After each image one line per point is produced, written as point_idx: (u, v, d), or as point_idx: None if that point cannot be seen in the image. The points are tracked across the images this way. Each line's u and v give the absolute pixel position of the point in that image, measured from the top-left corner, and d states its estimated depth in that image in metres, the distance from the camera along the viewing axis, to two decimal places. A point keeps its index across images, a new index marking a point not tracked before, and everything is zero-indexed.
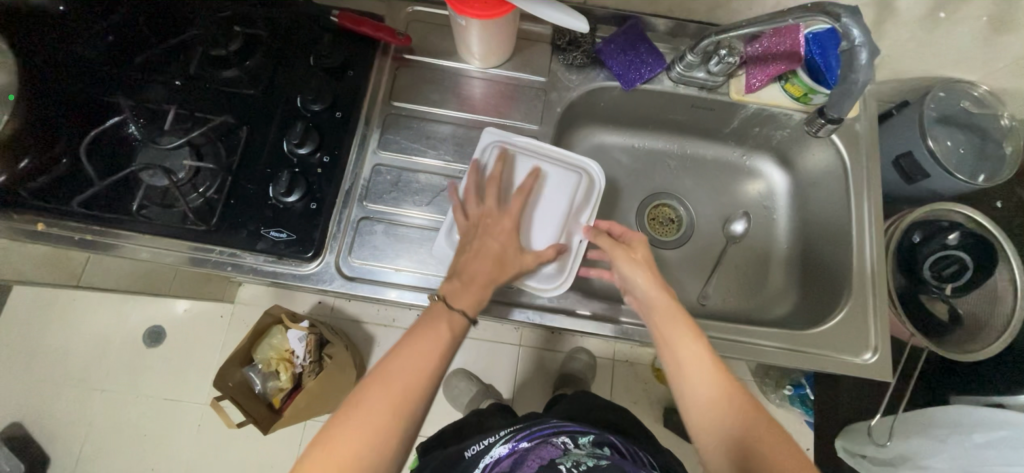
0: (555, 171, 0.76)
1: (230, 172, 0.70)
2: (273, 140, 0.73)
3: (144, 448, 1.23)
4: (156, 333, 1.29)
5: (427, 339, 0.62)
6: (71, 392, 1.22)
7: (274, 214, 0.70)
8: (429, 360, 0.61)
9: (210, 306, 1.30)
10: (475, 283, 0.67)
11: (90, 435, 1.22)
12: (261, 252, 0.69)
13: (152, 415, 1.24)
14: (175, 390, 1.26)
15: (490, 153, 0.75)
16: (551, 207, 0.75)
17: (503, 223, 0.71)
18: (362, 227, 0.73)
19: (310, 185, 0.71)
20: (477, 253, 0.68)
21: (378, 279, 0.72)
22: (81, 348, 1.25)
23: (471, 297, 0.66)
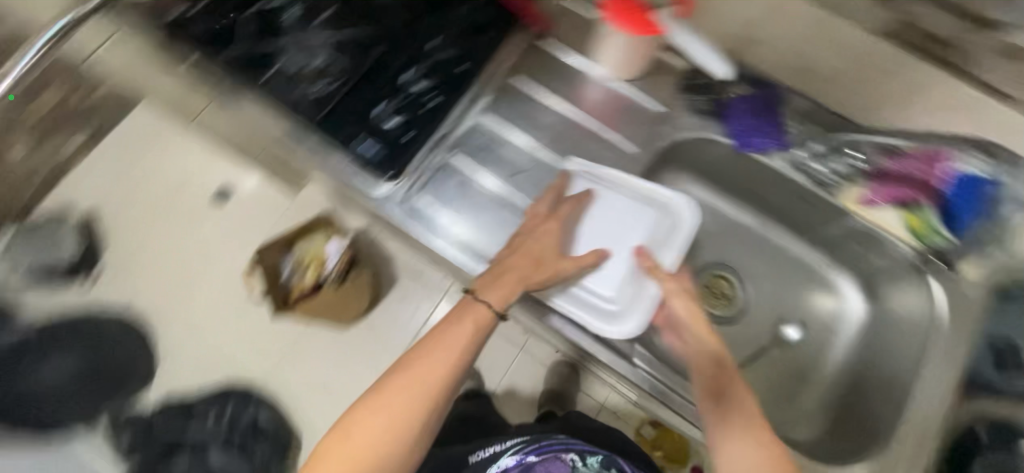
0: (636, 207, 0.77)
1: (356, 78, 0.76)
2: (402, 65, 0.77)
3: (165, 280, 1.41)
4: (218, 192, 1.48)
5: (454, 328, 0.68)
6: (134, 207, 1.45)
7: (372, 128, 0.74)
8: (453, 349, 0.67)
9: (270, 193, 1.47)
10: (508, 279, 0.70)
11: (133, 248, 1.43)
12: (348, 156, 0.73)
13: (184, 258, 1.43)
14: (207, 247, 1.44)
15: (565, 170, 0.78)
16: (620, 240, 0.76)
17: (545, 232, 0.72)
18: (439, 173, 0.76)
19: (414, 117, 0.75)
20: (518, 258, 0.71)
21: (432, 222, 0.74)
22: (165, 178, 1.46)
23: (501, 291, 0.69)
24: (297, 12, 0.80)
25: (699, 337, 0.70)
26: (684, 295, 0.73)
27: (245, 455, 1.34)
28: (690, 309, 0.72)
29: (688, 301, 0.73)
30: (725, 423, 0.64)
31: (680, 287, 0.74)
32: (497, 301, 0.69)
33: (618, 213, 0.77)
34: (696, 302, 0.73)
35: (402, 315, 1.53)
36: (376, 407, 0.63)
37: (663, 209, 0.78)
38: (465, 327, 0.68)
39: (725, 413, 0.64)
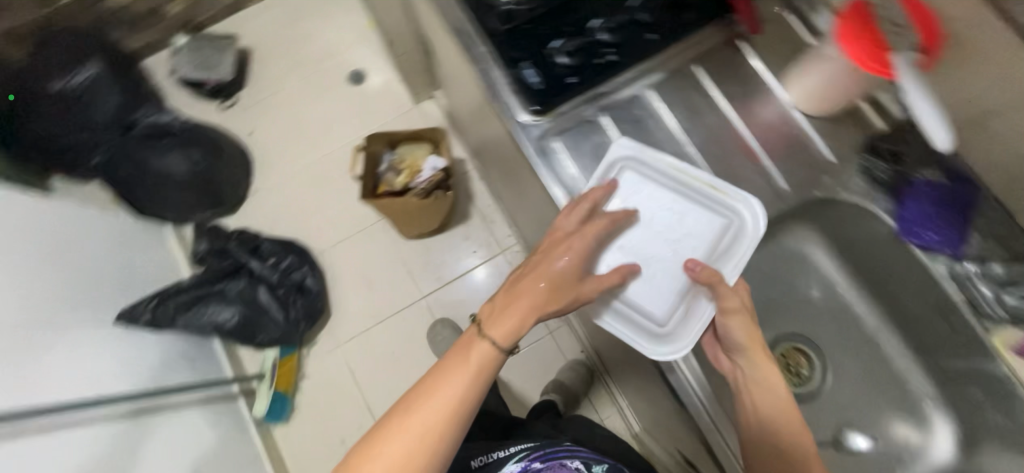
0: (695, 208, 0.75)
1: (545, 6, 0.74)
2: (593, 9, 0.74)
3: (298, 135, 1.76)
4: (357, 76, 1.80)
5: (456, 366, 0.67)
6: (291, 66, 1.80)
7: (541, 60, 0.73)
8: (452, 391, 0.65)
9: (400, 96, 1.78)
10: (514, 313, 0.68)
11: (275, 91, 1.78)
12: (508, 77, 0.73)
13: (312, 122, 1.77)
14: (333, 119, 1.77)
15: (626, 165, 0.75)
16: (678, 249, 0.74)
17: (569, 248, 0.69)
18: (584, 125, 0.76)
19: (583, 65, 0.74)
20: (536, 277, 0.68)
21: (553, 165, 0.74)
22: (292, 19, 1.83)
23: (507, 325, 0.67)
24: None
25: (761, 361, 0.69)
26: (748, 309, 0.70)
27: (280, 306, 1.44)
28: (754, 328, 0.69)
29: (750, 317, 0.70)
30: (785, 462, 0.64)
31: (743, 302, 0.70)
32: (501, 336, 0.67)
33: (675, 214, 0.75)
34: (752, 315, 0.70)
35: (457, 247, 1.65)
36: (376, 456, 0.63)
37: (731, 209, 0.74)
38: (467, 366, 0.67)
39: (788, 454, 0.65)
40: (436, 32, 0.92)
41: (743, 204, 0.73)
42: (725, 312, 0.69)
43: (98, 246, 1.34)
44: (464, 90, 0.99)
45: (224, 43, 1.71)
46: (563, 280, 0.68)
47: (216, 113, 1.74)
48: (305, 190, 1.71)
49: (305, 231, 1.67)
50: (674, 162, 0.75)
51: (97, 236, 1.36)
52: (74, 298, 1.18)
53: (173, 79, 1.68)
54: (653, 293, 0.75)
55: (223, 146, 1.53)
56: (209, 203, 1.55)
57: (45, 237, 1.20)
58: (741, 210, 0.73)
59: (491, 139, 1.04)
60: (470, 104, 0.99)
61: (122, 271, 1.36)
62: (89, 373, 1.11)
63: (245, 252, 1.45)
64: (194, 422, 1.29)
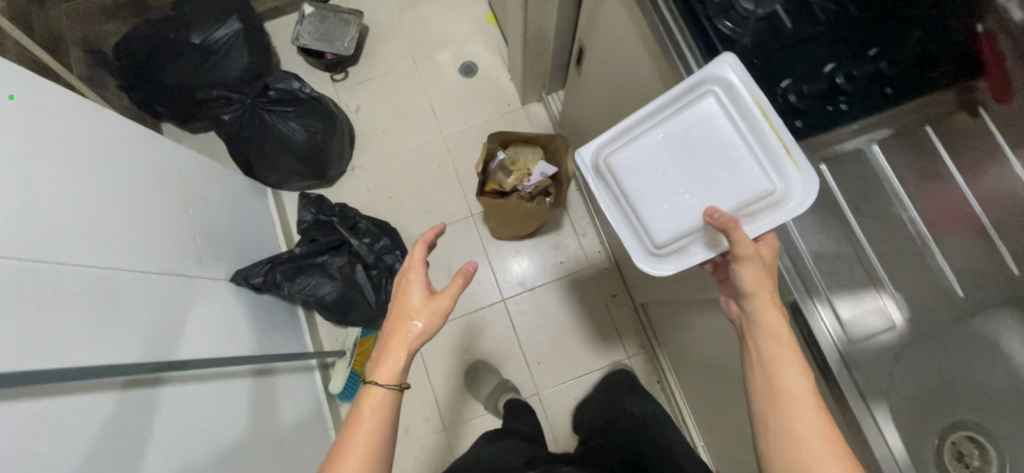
0: (746, 164, 0.67)
1: (786, 43, 0.68)
2: (835, 52, 0.69)
3: (403, 117, 1.78)
4: (468, 68, 1.82)
5: (362, 415, 0.74)
6: (405, 50, 1.85)
7: (768, 101, 0.67)
8: (367, 436, 0.73)
9: (508, 95, 1.79)
10: (392, 357, 0.76)
11: (387, 72, 1.83)
12: (726, 112, 0.68)
13: (418, 106, 1.79)
14: (439, 107, 1.79)
15: (716, 88, 0.68)
16: (709, 193, 0.69)
17: (410, 281, 0.78)
18: (732, 87, 0.67)
19: (814, 110, 0.68)
20: (404, 310, 0.77)
21: (669, 102, 0.72)
22: (412, 8, 1.90)
23: (387, 372, 0.75)
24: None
25: (769, 318, 0.63)
26: (765, 268, 0.63)
27: (374, 289, 1.43)
28: (765, 284, 0.63)
29: (766, 275, 0.63)
30: (793, 430, 0.59)
31: (760, 260, 0.63)
32: (385, 379, 0.75)
33: (726, 158, 0.68)
34: (767, 267, 0.63)
35: (547, 252, 1.65)
36: None
37: (784, 182, 0.66)
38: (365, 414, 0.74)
39: (792, 419, 0.59)
40: (623, 44, 0.91)
41: (800, 183, 0.65)
42: (739, 262, 0.63)
43: (197, 192, 1.21)
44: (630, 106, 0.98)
45: (348, 18, 1.75)
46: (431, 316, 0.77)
47: (331, 86, 1.81)
48: (405, 173, 1.73)
49: (401, 213, 1.69)
50: (761, 108, 0.66)
51: (200, 182, 1.24)
52: (152, 238, 1.01)
53: (295, 45, 1.72)
54: (656, 208, 0.72)
55: (339, 122, 1.54)
56: (315, 173, 1.56)
57: (156, 162, 1.09)
58: (793, 186, 0.65)
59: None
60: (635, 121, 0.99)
61: (213, 225, 1.25)
62: (130, 318, 0.87)
63: (347, 231, 1.44)
64: (224, 410, 1.02)
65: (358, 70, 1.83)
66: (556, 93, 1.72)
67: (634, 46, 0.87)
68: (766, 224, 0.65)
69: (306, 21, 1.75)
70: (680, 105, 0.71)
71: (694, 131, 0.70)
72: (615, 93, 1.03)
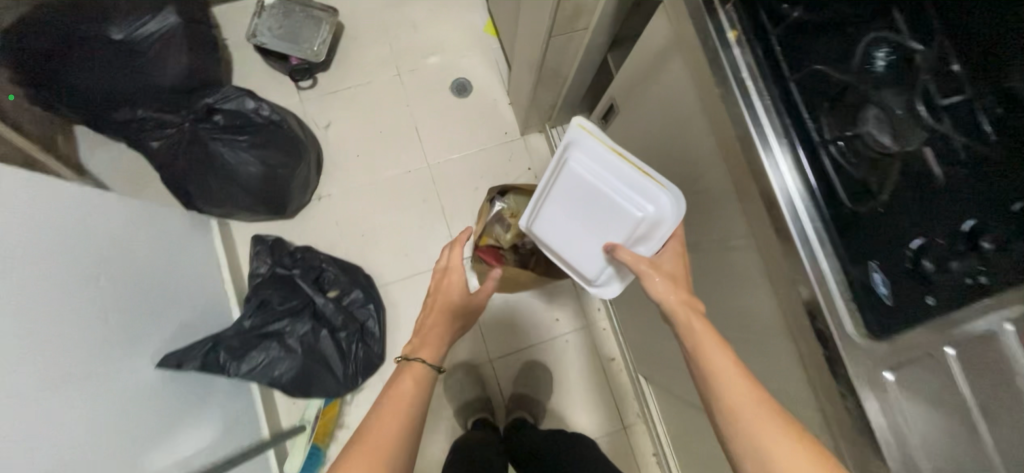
0: (620, 198, 0.85)
1: (914, 199, 0.53)
2: (990, 216, 0.49)
3: (383, 138, 1.54)
4: (461, 86, 1.59)
5: (405, 382, 0.77)
6: (389, 58, 1.59)
7: (888, 268, 0.54)
8: (403, 400, 0.75)
9: (506, 123, 1.57)
10: (430, 338, 0.84)
11: (366, 83, 1.57)
12: (833, 272, 0.56)
13: (400, 127, 1.55)
14: (424, 129, 1.56)
15: (582, 153, 0.88)
16: (608, 228, 0.88)
17: (450, 281, 0.89)
18: (591, 148, 0.88)
19: (946, 289, 0.51)
20: (442, 302, 0.88)
21: (554, 168, 0.92)
22: (400, 7, 1.62)
23: (427, 349, 0.83)
24: (886, 58, 0.55)
25: (687, 314, 0.69)
26: (664, 273, 0.77)
27: (341, 358, 1.22)
28: (673, 287, 0.74)
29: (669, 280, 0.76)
30: (755, 422, 0.59)
31: (659, 269, 0.77)
32: (428, 354, 0.82)
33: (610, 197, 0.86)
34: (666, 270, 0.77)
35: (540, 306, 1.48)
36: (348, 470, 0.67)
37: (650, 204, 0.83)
38: (411, 376, 0.78)
39: (747, 408, 0.60)
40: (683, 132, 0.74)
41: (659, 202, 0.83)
42: (641, 275, 0.77)
43: (118, 253, 0.94)
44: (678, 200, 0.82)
45: (319, 15, 1.46)
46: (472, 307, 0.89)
47: (295, 94, 1.53)
48: (381, 207, 1.50)
49: (376, 254, 1.46)
50: (616, 153, 0.85)
51: (119, 238, 0.96)
52: (52, 330, 0.74)
53: (251, 42, 1.43)
54: (582, 248, 0.93)
55: (304, 151, 1.29)
56: (270, 206, 1.32)
57: (53, 216, 0.81)
58: (656, 205, 0.82)
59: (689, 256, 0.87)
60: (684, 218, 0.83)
61: (139, 294, 0.97)
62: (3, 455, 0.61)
63: (310, 288, 1.22)
64: None
65: (329, 78, 1.56)
66: (560, 126, 1.53)
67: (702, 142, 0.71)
68: (653, 233, 0.84)
69: (266, 14, 1.45)
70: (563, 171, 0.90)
71: (579, 183, 0.89)
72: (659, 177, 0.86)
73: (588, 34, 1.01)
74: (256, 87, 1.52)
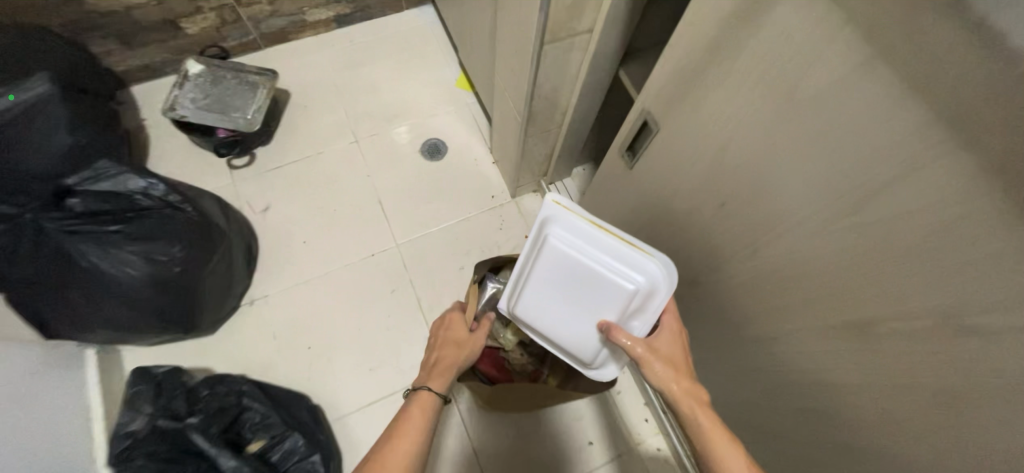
0: (607, 276, 0.64)
1: None
2: None
3: (339, 215, 1.22)
4: (434, 146, 1.31)
5: (411, 414, 0.62)
6: (346, 123, 1.33)
7: None
8: (406, 436, 0.59)
9: (493, 183, 1.28)
10: (438, 366, 0.67)
11: (318, 153, 1.29)
12: None
13: (360, 200, 1.24)
14: (391, 199, 1.24)
15: (556, 226, 0.66)
16: (597, 311, 0.67)
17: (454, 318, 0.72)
18: (568, 221, 0.66)
19: None
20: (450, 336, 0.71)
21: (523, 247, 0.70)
22: (359, 68, 1.40)
23: (438, 379, 0.66)
24: None
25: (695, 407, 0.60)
26: (664, 358, 0.64)
27: None
28: (676, 374, 0.62)
29: (669, 365, 0.63)
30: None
31: (657, 352, 0.64)
32: (438, 383, 0.65)
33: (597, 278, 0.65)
34: (667, 356, 0.64)
35: (562, 422, 1.05)
36: None
37: (646, 277, 0.64)
38: (415, 416, 0.61)
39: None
40: (824, 118, 0.41)
41: (656, 274, 0.64)
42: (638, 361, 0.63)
43: None
44: (812, 242, 0.47)
45: (254, 80, 1.22)
46: (474, 336, 0.71)
47: (226, 175, 1.23)
48: (337, 307, 1.13)
49: (330, 374, 1.07)
50: (596, 224, 0.65)
51: None
52: None
53: (168, 116, 1.16)
54: (569, 338, 0.70)
55: (218, 238, 0.95)
56: (166, 320, 0.93)
57: None
58: (653, 277, 0.64)
59: (834, 340, 0.50)
60: (824, 274, 0.47)
61: None
62: None
63: (213, 444, 0.79)
64: None
65: (270, 152, 1.27)
66: (559, 181, 1.23)
67: (885, 118, 0.37)
68: (652, 309, 0.65)
69: (189, 84, 1.20)
70: (536, 250, 0.68)
71: (557, 265, 0.66)
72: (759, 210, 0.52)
73: (595, 37, 0.73)
74: (177, 170, 1.23)
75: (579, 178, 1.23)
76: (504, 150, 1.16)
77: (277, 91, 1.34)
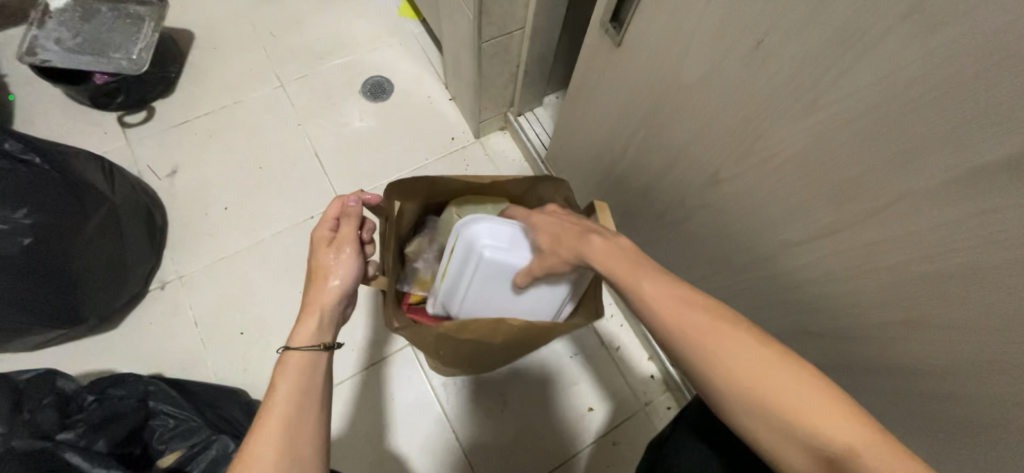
0: (483, 265, 0.55)
1: None
2: None
3: (266, 173, 1.00)
4: (376, 84, 1.10)
5: (288, 379, 0.44)
6: (267, 64, 1.10)
7: None
8: (285, 407, 0.42)
9: (451, 123, 1.08)
10: (303, 316, 0.49)
11: (233, 102, 1.05)
12: None
13: (291, 153, 1.02)
14: (329, 150, 1.03)
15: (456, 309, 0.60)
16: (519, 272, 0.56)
17: (312, 252, 0.52)
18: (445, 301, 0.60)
19: None
20: (314, 272, 0.51)
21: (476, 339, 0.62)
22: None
23: (303, 333, 0.47)
24: None
25: (635, 272, 0.46)
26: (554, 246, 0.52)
27: None
28: (573, 248, 0.51)
29: (561, 243, 0.52)
30: (789, 410, 0.37)
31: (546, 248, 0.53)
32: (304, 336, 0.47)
33: (491, 274, 0.56)
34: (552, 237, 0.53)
35: (556, 389, 0.89)
36: None
37: (488, 235, 0.55)
38: (281, 391, 0.43)
39: (777, 391, 0.38)
40: None
41: (484, 226, 0.56)
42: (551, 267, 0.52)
43: None
44: (914, 61, 0.30)
45: (138, 11, 0.97)
46: (342, 260, 0.51)
47: (117, 135, 0.99)
48: (271, 283, 0.92)
49: (269, 364, 0.87)
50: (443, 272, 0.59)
51: None
52: None
53: (23, 63, 0.89)
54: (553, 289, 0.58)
55: (97, 197, 0.75)
56: (35, 313, 0.71)
57: None
58: (487, 228, 0.56)
59: (941, 217, 0.34)
60: (937, 109, 0.30)
61: None
62: None
63: (96, 464, 0.59)
64: None
65: (173, 105, 1.03)
66: (529, 111, 1.03)
67: None
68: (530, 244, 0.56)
69: (53, 22, 0.94)
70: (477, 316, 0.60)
71: (486, 307, 0.58)
72: (822, 33, 0.34)
73: None
74: (51, 133, 0.97)
75: (552, 107, 1.03)
76: (459, 75, 0.96)
77: (177, 32, 1.10)
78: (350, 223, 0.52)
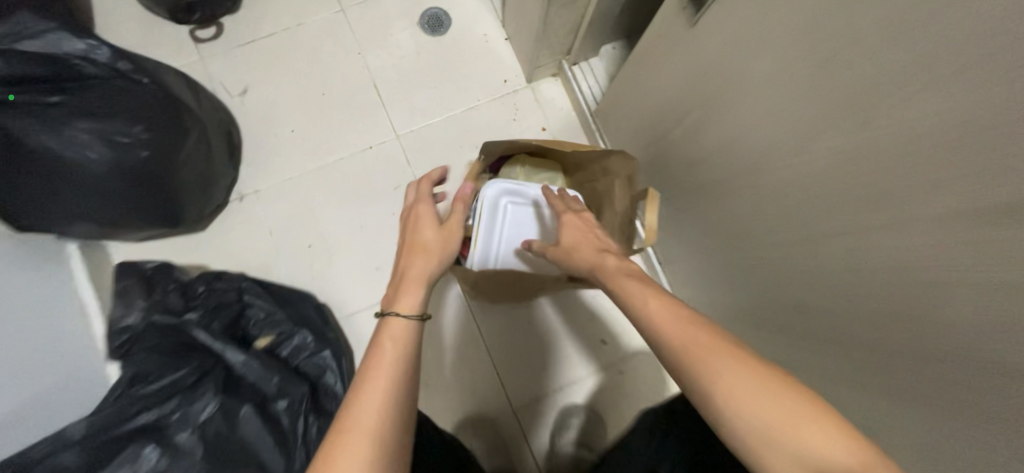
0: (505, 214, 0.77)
1: None
2: None
3: (329, 99, 1.06)
4: (435, 16, 1.10)
5: (387, 344, 0.51)
6: None
7: None
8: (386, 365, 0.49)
9: (506, 64, 1.09)
10: (410, 283, 0.58)
11: (297, 23, 1.08)
12: None
13: (352, 81, 1.07)
14: (388, 81, 1.08)
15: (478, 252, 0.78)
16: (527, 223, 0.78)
17: (416, 225, 0.65)
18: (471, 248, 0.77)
19: None
20: (419, 245, 0.62)
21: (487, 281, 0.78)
22: None
23: (411, 297, 0.56)
24: None
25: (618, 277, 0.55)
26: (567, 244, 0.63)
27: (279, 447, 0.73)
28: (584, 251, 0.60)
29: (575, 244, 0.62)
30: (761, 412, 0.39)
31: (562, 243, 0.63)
32: (409, 304, 0.56)
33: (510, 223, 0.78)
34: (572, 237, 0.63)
35: (583, 321, 1.03)
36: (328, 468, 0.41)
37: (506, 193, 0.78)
38: (387, 350, 0.50)
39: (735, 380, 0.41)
40: None
41: (503, 186, 0.78)
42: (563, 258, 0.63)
43: None
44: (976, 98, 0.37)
45: None
46: (445, 243, 0.63)
47: (191, 49, 1.05)
48: (335, 205, 1.03)
49: (333, 272, 1.01)
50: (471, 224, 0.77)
51: None
52: None
53: None
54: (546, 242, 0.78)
55: (194, 115, 0.84)
56: (150, 213, 0.84)
57: None
58: (505, 187, 0.78)
59: (966, 228, 0.40)
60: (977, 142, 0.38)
61: None
62: None
63: (218, 339, 0.75)
64: None
65: (240, 22, 1.07)
66: (584, 61, 1.04)
67: None
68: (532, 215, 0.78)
69: None
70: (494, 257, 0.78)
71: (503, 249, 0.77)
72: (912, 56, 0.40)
73: None
74: (131, 41, 1.03)
75: (608, 58, 1.04)
76: (523, 19, 0.97)
77: None
78: (459, 212, 0.66)
